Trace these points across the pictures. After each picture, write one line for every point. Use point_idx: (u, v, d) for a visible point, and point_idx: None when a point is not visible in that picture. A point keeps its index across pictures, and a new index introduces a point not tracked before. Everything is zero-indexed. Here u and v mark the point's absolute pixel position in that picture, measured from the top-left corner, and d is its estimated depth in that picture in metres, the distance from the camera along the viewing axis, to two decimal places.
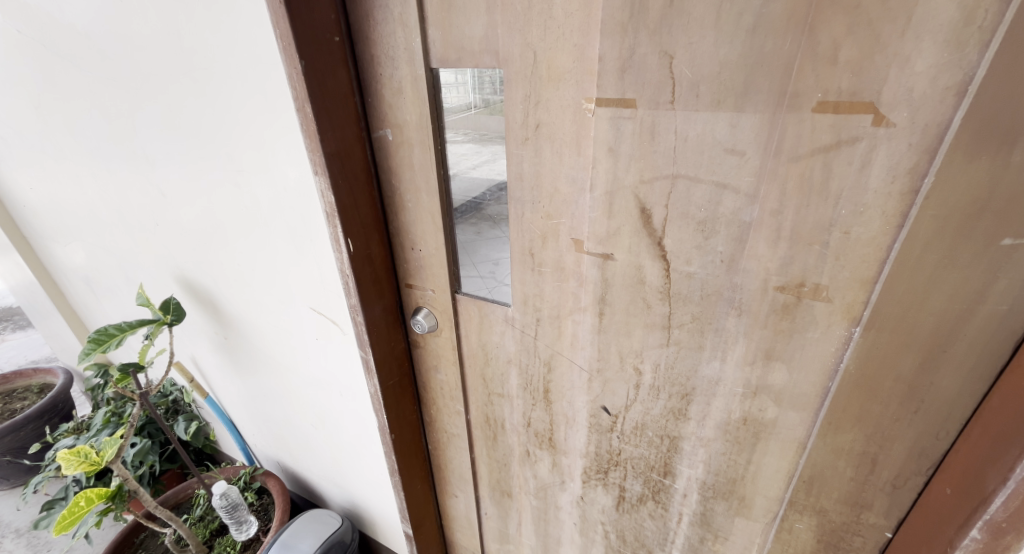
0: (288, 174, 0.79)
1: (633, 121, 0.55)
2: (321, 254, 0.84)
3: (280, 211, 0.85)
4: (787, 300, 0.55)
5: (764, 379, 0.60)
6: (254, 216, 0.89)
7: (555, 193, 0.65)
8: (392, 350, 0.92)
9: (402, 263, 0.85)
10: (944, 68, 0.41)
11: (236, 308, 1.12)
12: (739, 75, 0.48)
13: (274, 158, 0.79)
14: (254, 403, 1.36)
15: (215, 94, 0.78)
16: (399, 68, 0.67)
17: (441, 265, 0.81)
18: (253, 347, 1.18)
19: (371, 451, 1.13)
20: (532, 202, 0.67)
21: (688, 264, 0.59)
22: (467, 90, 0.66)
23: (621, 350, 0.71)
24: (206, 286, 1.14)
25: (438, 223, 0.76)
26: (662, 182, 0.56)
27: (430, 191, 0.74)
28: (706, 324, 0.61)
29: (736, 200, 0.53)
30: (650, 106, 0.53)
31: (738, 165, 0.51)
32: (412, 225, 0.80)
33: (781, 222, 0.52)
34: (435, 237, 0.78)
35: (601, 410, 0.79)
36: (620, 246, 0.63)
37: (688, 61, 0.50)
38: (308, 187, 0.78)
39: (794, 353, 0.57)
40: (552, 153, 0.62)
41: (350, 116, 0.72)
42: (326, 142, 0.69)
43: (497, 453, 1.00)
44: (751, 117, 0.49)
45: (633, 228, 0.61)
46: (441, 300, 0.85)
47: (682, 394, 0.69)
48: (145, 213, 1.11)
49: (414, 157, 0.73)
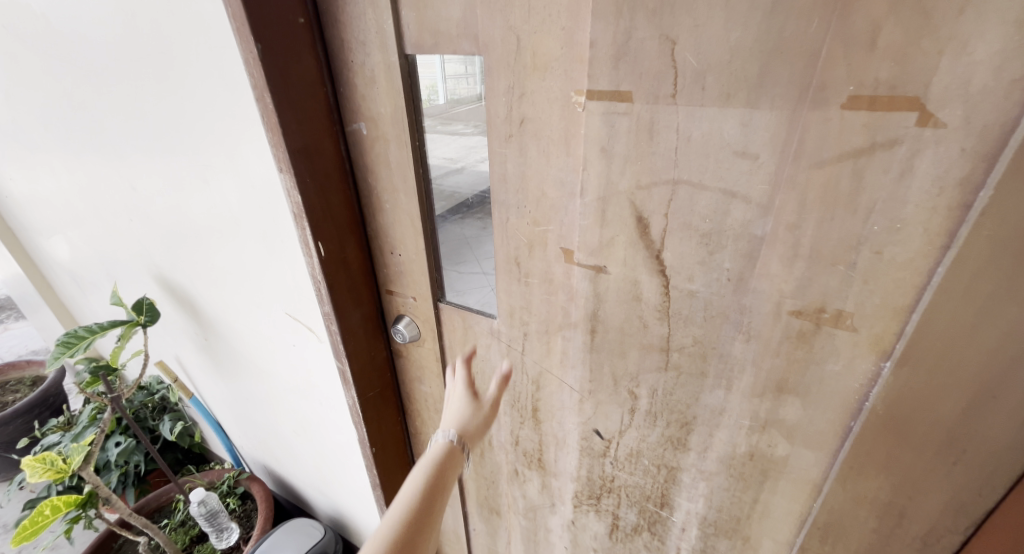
0: (255, 171, 0.72)
1: (629, 118, 0.48)
2: (293, 258, 0.78)
3: (250, 211, 0.78)
4: (803, 326, 0.47)
5: (774, 413, 0.53)
6: (224, 214, 0.83)
7: (542, 198, 0.58)
8: (373, 360, 0.87)
9: (383, 268, 0.80)
10: (1013, 55, 0.33)
11: (213, 309, 1.06)
12: (753, 63, 0.40)
13: (240, 152, 0.72)
14: (239, 406, 1.30)
15: (176, 80, 0.71)
16: (371, 54, 0.60)
17: (422, 272, 0.75)
18: (232, 349, 1.12)
19: (354, 461, 1.07)
20: (517, 207, 0.61)
21: (690, 281, 0.52)
22: (476, 82, 0.57)
23: (615, 371, 0.65)
24: (182, 285, 1.08)
25: (419, 226, 0.71)
26: (661, 188, 0.49)
27: (409, 192, 0.68)
28: (708, 349, 0.54)
29: (746, 210, 0.45)
30: (648, 101, 0.46)
31: (750, 170, 0.44)
32: (391, 228, 0.74)
33: (799, 237, 0.44)
34: (415, 241, 0.73)
35: (594, 434, 0.72)
36: (614, 258, 0.56)
37: (693, 48, 0.42)
38: (275, 184, 0.71)
39: (810, 386, 0.49)
40: (539, 153, 0.55)
41: (320, 109, 0.65)
42: (291, 137, 0.62)
43: (485, 469, 0.94)
44: (766, 114, 0.41)
45: (629, 239, 0.54)
46: (424, 309, 0.80)
47: (681, 423, 0.62)
48: (120, 207, 1.05)
49: (390, 155, 0.66)
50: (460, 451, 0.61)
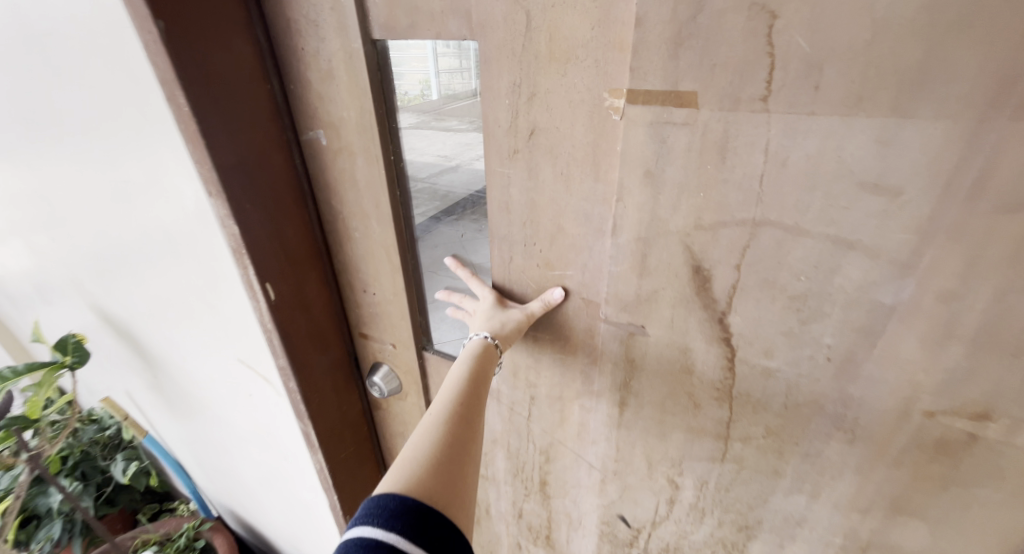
0: (183, 192, 0.56)
1: (691, 130, 0.33)
2: (239, 298, 0.62)
3: (185, 241, 0.63)
4: (946, 435, 0.32)
5: (882, 535, 0.39)
6: (155, 242, 0.67)
7: (558, 233, 0.44)
8: (345, 417, 0.71)
9: (353, 308, 0.64)
10: None
11: (157, 346, 0.90)
12: (912, 48, 0.25)
13: (164, 169, 0.56)
14: (197, 449, 1.14)
15: (74, 74, 0.55)
16: (326, 40, 0.45)
17: (402, 315, 0.60)
18: (183, 391, 0.96)
19: (326, 522, 0.92)
20: (524, 243, 0.47)
21: (770, 357, 0.37)
22: (473, 78, 0.42)
23: (650, 454, 0.50)
24: (121, 318, 0.92)
25: (396, 262, 0.56)
26: (736, 230, 0.34)
27: (383, 220, 0.53)
28: (789, 445, 0.40)
29: (871, 269, 0.30)
30: (723, 105, 0.31)
31: (885, 212, 0.29)
32: (362, 262, 0.59)
33: (959, 315, 0.29)
34: (392, 279, 0.57)
35: (618, 520, 0.58)
36: (656, 318, 0.42)
37: (806, 24, 0.27)
38: (208, 211, 0.55)
39: (947, 513, 0.35)
40: (555, 176, 0.41)
41: (263, 114, 0.49)
42: (220, 153, 0.46)
43: (481, 538, 0.80)
44: (923, 130, 0.26)
45: (680, 294, 0.39)
46: (405, 358, 0.65)
47: (739, 525, 0.47)
48: (40, 228, 0.88)
49: (357, 173, 0.51)
50: (496, 349, 0.48)
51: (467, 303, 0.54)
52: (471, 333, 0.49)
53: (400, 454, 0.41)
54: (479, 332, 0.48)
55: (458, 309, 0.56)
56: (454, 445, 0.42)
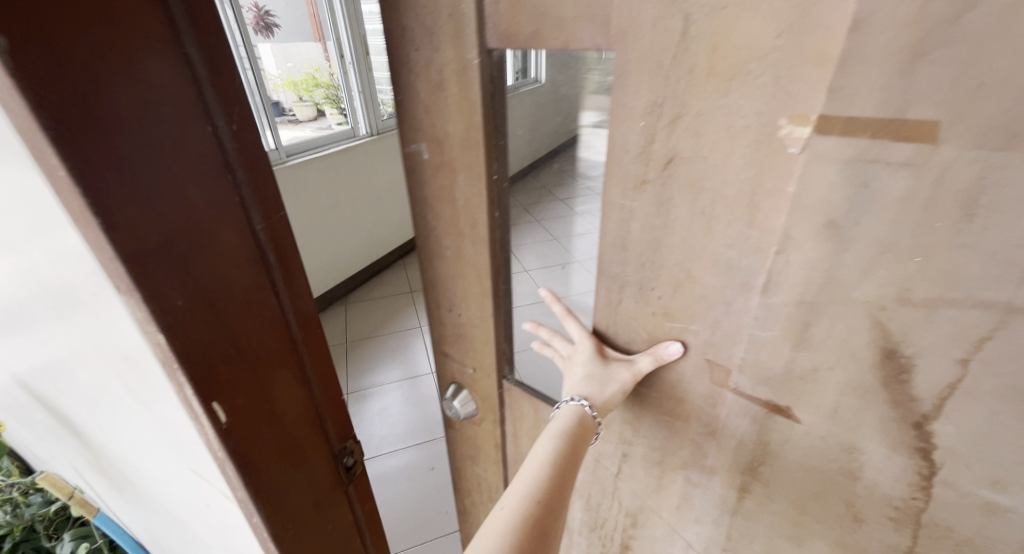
0: (65, 264, 0.38)
1: (915, 177, 0.24)
2: (162, 405, 0.44)
3: (79, 324, 0.45)
4: None
5: None
6: (41, 303, 0.47)
7: (688, 280, 0.37)
8: None
9: (435, 327, 0.60)
10: None
11: (79, 427, 0.70)
12: None
13: (31, 231, 0.38)
14: (148, 535, 0.93)
15: None
16: (439, 47, 0.41)
17: (487, 343, 0.55)
18: (121, 478, 0.76)
19: None
20: (639, 285, 0.40)
21: (989, 485, 0.28)
22: (604, 90, 0.36)
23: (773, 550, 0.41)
24: (32, 390, 0.71)
25: (487, 288, 0.50)
26: (965, 316, 0.25)
27: (479, 242, 0.48)
28: None
29: None
30: (977, 148, 0.22)
31: None
32: (450, 282, 0.54)
33: None
34: (480, 304, 0.52)
35: None
36: (813, 402, 0.33)
37: None
38: (102, 301, 0.37)
39: None
40: (695, 213, 0.34)
41: (201, 159, 0.35)
42: (128, 232, 0.32)
43: None
44: None
45: (855, 381, 0.30)
46: (485, 385, 0.60)
47: None
48: None
49: (457, 191, 0.46)
50: (593, 423, 0.43)
51: (561, 345, 0.49)
52: (565, 398, 0.44)
53: (484, 527, 0.37)
54: (578, 399, 0.43)
55: (546, 346, 0.52)
56: (545, 529, 0.37)
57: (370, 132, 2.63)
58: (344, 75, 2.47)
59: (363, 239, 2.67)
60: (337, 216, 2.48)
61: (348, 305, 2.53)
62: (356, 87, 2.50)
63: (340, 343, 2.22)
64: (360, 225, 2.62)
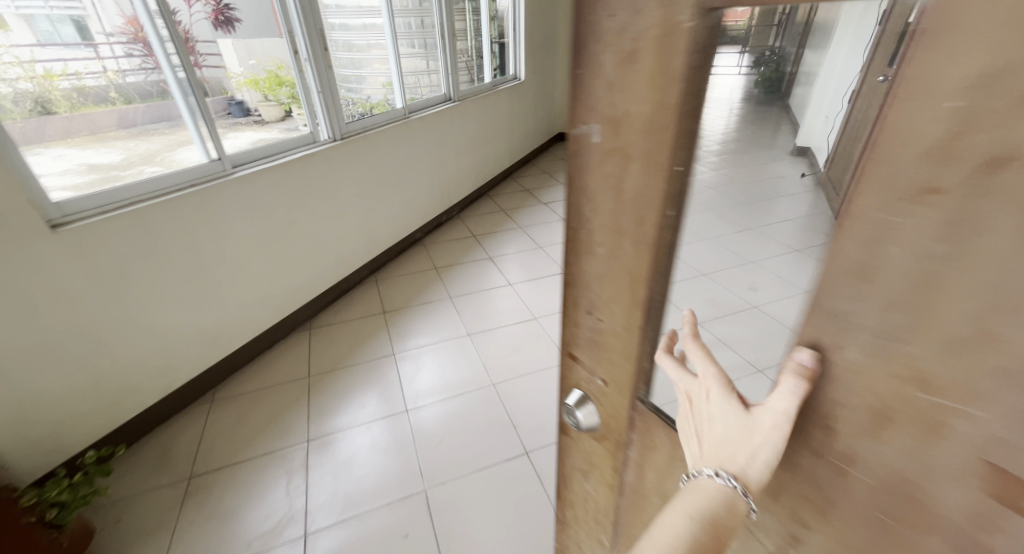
0: None
1: None
2: None
3: None
4: None
5: None
6: None
7: (889, 301, 0.34)
8: None
9: (568, 326, 0.63)
10: None
11: None
12: None
13: None
14: None
15: None
16: (636, 28, 0.40)
17: (626, 347, 0.56)
18: None
19: None
20: (835, 301, 0.37)
21: None
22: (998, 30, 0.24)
23: None
24: None
25: (638, 289, 0.51)
26: None
27: (641, 241, 0.48)
28: None
29: None
30: None
31: None
32: (596, 279, 0.55)
33: None
34: (625, 306, 0.53)
35: None
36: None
37: None
38: None
39: None
40: (915, 231, 0.31)
41: None
42: None
43: None
44: None
45: None
46: (612, 395, 0.62)
47: None
48: None
49: (629, 185, 0.46)
50: (743, 502, 0.43)
51: (692, 391, 0.49)
52: (714, 474, 0.43)
53: None
54: (726, 477, 0.43)
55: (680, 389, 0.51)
56: None
57: (331, 137, 2.47)
58: (302, 75, 2.27)
59: (297, 252, 2.33)
60: (292, 232, 2.28)
61: (312, 332, 2.37)
62: (317, 88, 2.33)
63: (301, 380, 2.05)
64: (299, 239, 2.33)
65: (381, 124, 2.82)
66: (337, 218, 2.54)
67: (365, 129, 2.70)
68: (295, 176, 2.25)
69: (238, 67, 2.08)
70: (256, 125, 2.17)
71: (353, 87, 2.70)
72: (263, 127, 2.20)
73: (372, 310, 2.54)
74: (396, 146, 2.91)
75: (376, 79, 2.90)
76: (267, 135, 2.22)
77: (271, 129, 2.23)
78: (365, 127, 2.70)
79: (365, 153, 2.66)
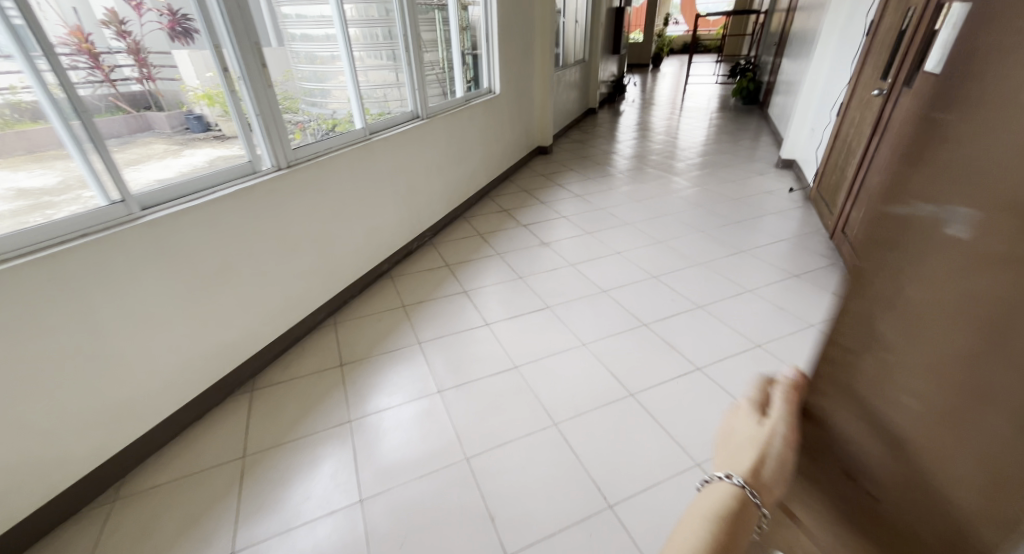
0: None
1: None
2: None
3: None
4: None
5: None
6: None
7: None
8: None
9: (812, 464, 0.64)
10: None
11: None
12: None
13: None
14: None
15: None
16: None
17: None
18: None
19: None
20: None
21: None
22: None
23: None
24: None
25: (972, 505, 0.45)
26: None
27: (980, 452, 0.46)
28: None
29: None
30: None
31: None
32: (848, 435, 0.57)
33: None
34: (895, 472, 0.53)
35: None
36: None
37: None
38: None
39: None
40: None
41: None
42: None
43: None
44: None
45: None
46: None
47: None
48: None
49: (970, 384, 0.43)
50: (753, 499, 0.69)
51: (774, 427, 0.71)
52: (733, 478, 0.71)
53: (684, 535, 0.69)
54: (736, 479, 0.70)
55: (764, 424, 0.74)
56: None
57: (274, 167, 2.17)
58: (241, 96, 2.00)
59: (235, 301, 2.00)
60: (228, 280, 1.96)
61: (252, 394, 2.04)
62: (256, 112, 2.05)
63: (234, 461, 1.74)
64: (235, 288, 2.00)
65: (338, 145, 2.54)
66: (285, 257, 2.23)
67: (315, 155, 2.40)
68: (230, 214, 1.94)
69: (195, 79, 1.87)
70: (217, 141, 1.98)
71: (316, 101, 2.51)
72: (223, 144, 2.01)
73: (327, 362, 2.23)
74: (357, 172, 2.62)
75: (342, 92, 2.67)
76: (227, 153, 2.02)
77: (233, 145, 2.04)
78: (317, 152, 2.42)
79: (318, 182, 2.35)
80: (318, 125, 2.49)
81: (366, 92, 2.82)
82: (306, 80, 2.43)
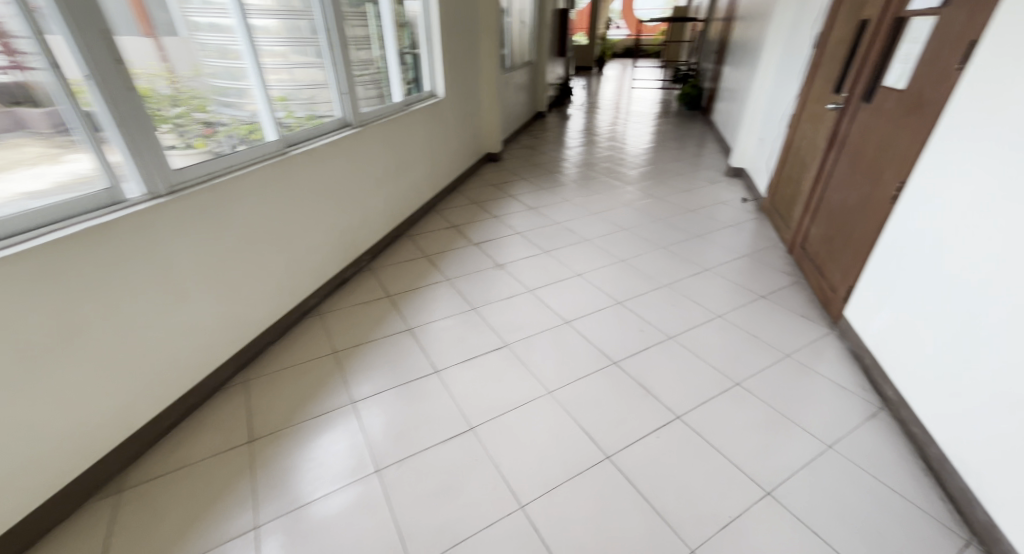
0: None
1: None
2: None
3: None
4: None
5: None
6: None
7: None
8: None
9: None
10: None
11: None
12: None
13: None
14: None
15: None
16: None
17: None
18: None
19: None
20: None
21: None
22: None
23: None
24: None
25: None
26: None
27: None
28: None
29: None
30: None
31: None
32: None
33: None
34: None
35: None
36: None
37: None
38: None
39: None
40: None
41: None
42: None
43: None
44: None
45: None
46: None
47: None
48: None
49: None
50: None
51: None
52: None
53: None
54: None
55: None
56: None
57: (142, 193, 1.70)
58: (92, 100, 1.52)
59: (95, 375, 1.56)
60: (72, 355, 1.50)
61: (122, 495, 1.61)
62: (113, 123, 1.58)
63: None
64: (92, 358, 1.56)
65: (243, 163, 2.10)
66: (172, 309, 1.79)
67: (210, 176, 1.95)
68: (71, 278, 1.47)
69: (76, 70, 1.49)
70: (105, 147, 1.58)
71: (230, 102, 2.10)
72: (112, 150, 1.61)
73: (235, 439, 1.81)
74: (269, 195, 2.18)
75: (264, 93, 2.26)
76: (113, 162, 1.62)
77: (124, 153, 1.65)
78: (214, 171, 1.97)
79: (214, 213, 1.91)
80: (227, 132, 2.08)
81: (290, 91, 2.45)
82: (216, 77, 2.02)
